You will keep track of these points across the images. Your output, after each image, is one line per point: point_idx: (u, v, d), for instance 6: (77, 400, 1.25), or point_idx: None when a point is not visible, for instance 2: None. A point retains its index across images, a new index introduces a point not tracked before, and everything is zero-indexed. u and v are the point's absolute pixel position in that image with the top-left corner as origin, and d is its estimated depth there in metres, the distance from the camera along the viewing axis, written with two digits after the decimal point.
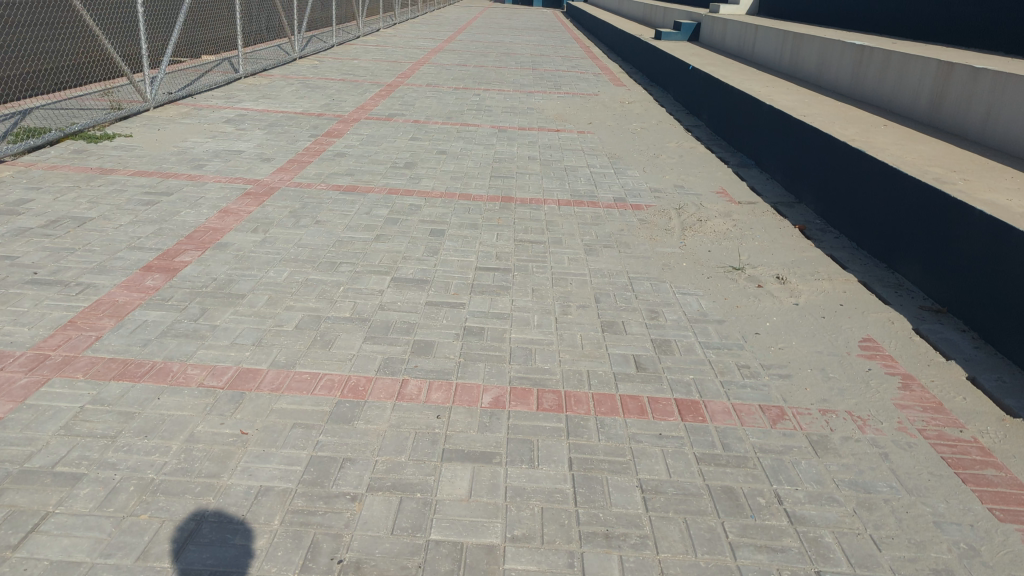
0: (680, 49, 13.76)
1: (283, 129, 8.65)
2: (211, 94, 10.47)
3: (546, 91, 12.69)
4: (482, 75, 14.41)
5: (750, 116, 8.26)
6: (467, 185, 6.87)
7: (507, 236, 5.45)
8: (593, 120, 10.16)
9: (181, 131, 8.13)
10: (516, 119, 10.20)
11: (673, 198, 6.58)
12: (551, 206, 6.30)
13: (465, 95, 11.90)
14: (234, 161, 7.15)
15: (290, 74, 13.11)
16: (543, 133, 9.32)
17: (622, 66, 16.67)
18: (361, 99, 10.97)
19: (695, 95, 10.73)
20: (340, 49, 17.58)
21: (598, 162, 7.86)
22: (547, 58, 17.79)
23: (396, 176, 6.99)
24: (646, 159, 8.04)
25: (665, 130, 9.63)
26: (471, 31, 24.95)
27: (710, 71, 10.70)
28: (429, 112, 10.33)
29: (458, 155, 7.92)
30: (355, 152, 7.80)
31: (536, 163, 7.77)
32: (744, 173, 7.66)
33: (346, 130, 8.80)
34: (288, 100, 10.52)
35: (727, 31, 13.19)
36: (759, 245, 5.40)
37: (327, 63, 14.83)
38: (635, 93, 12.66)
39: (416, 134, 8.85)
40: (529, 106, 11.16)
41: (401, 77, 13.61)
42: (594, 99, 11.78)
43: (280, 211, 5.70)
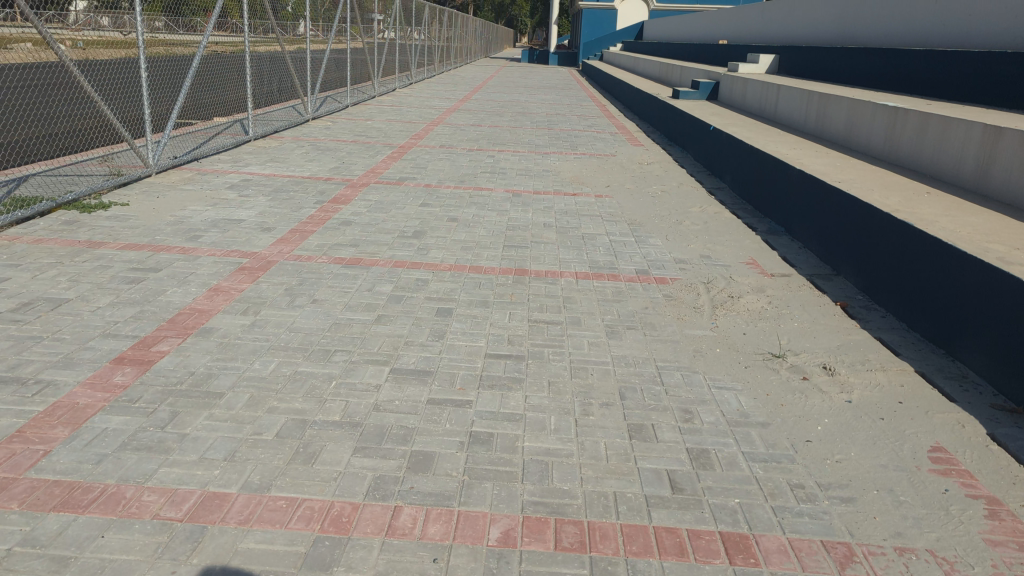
0: (699, 108, 13.43)
1: (288, 195, 8.30)
2: (217, 157, 10.18)
3: (563, 152, 12.36)
4: (497, 136, 14.12)
5: (778, 180, 7.82)
6: (478, 255, 6.43)
7: (520, 314, 4.98)
8: (611, 182, 9.76)
9: (181, 198, 7.78)
10: (531, 181, 9.81)
11: (699, 271, 6.11)
12: (568, 279, 5.82)
13: (479, 157, 11.58)
14: (232, 230, 6.77)
15: (301, 135, 12.87)
16: (560, 196, 8.92)
17: (639, 124, 16.39)
18: (372, 162, 10.65)
19: (717, 156, 10.33)
20: (354, 110, 17.44)
21: (617, 228, 7.42)
22: (563, 117, 17.56)
23: (402, 246, 6.56)
24: (669, 225, 7.59)
25: (687, 193, 9.21)
26: (487, 90, 24.89)
27: (733, 132, 10.32)
28: (442, 175, 9.97)
29: (470, 222, 7.51)
30: (361, 220, 7.41)
31: (552, 230, 7.34)
32: (775, 240, 7.19)
33: (354, 195, 8.44)
34: (296, 163, 10.21)
35: (748, 89, 12.87)
36: (799, 328, 4.90)
37: (340, 124, 14.62)
38: (654, 153, 12.28)
39: (427, 199, 8.47)
40: (545, 168, 10.79)
41: (414, 138, 13.35)
42: (611, 160, 11.42)
43: (274, 288, 5.28)
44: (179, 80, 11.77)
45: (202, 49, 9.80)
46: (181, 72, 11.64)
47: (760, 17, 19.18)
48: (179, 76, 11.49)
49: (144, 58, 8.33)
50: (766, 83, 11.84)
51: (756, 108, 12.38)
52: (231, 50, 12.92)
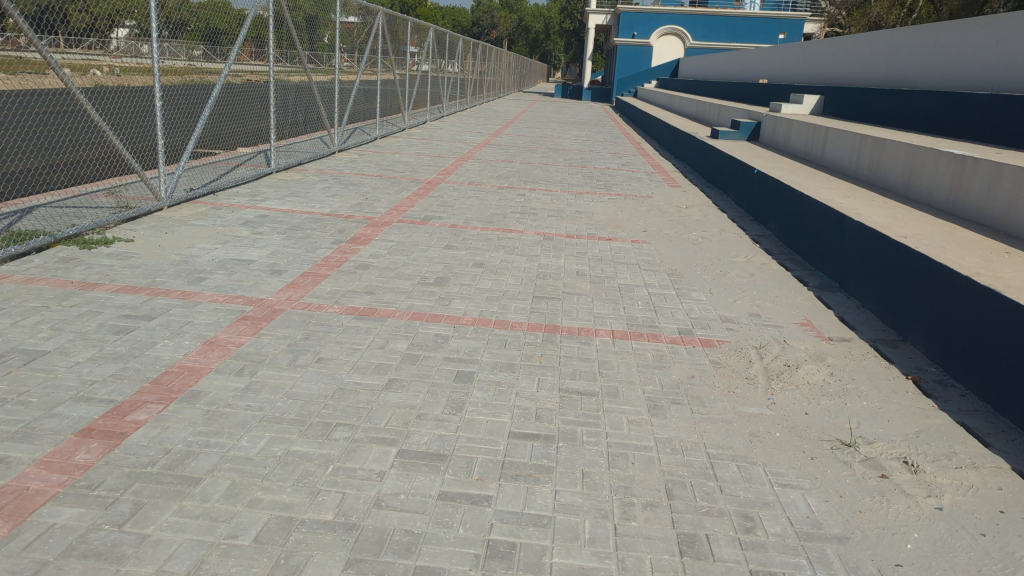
0: (740, 149, 12.88)
1: (305, 234, 7.83)
2: (235, 191, 9.79)
3: (595, 192, 11.84)
4: (527, 173, 13.65)
5: (832, 230, 7.21)
6: (504, 307, 5.88)
7: (551, 382, 4.40)
8: (647, 226, 9.20)
9: (191, 235, 7.36)
10: (563, 223, 9.29)
11: (749, 333, 5.50)
12: (603, 338, 5.25)
13: (508, 196, 11.09)
14: (240, 273, 6.30)
15: (326, 168, 12.50)
16: (594, 241, 8.37)
17: (676, 164, 15.87)
18: (397, 198, 10.22)
19: (762, 201, 9.73)
20: (382, 142, 17.13)
21: (656, 280, 6.85)
22: (597, 155, 17.08)
23: (422, 295, 6.03)
24: (711, 277, 7.00)
25: (729, 241, 8.61)
26: (518, 124, 24.55)
27: (777, 175, 9.73)
28: (469, 214, 9.47)
29: (497, 268, 6.98)
30: (380, 263, 6.91)
31: (586, 280, 6.78)
32: (830, 298, 6.57)
33: (375, 235, 7.96)
34: (317, 199, 9.78)
35: (792, 131, 12.31)
36: (870, 408, 4.26)
37: (367, 157, 14.25)
38: (692, 195, 11.73)
39: (453, 241, 7.96)
40: (577, 209, 10.28)
41: (442, 173, 12.93)
42: (647, 202, 10.88)
43: (277, 342, 4.77)
44: (198, 110, 11.44)
45: (224, 77, 9.53)
46: (198, 103, 11.31)
47: (802, 56, 18.66)
48: (196, 108, 11.15)
49: (160, 85, 8.03)
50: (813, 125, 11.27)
51: (801, 150, 11.80)
52: (256, 82, 12.61)
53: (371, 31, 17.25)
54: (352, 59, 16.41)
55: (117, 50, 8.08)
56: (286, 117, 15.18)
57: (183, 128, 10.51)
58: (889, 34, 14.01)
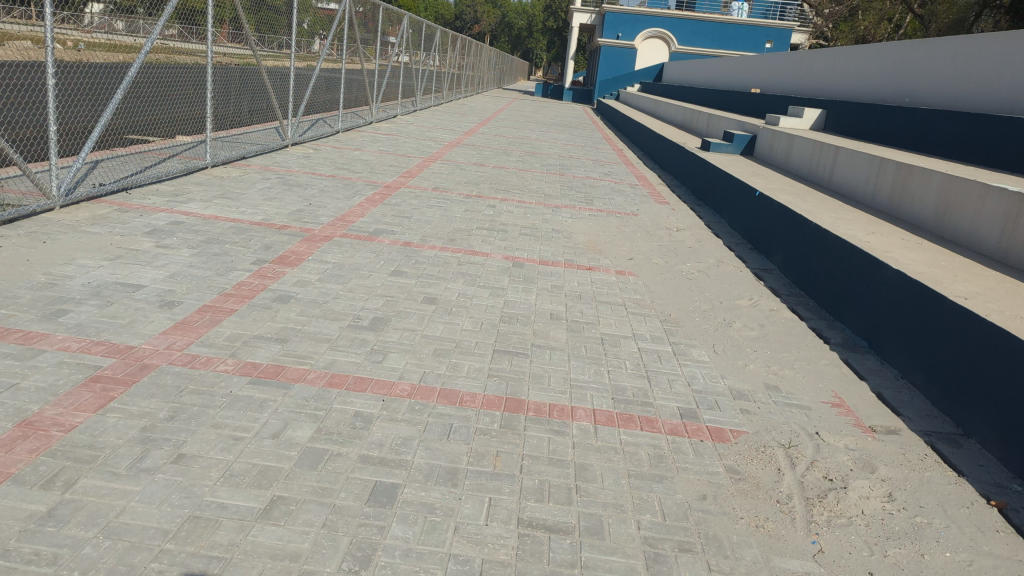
0: (736, 164, 11.66)
1: (222, 248, 6.46)
2: (155, 189, 8.37)
3: (575, 206, 10.55)
4: (500, 180, 12.33)
5: (860, 276, 5.97)
6: (455, 365, 4.57)
7: (506, 506, 3.09)
8: (633, 253, 7.93)
9: (76, 245, 5.97)
10: (536, 244, 8.00)
11: (771, 422, 4.23)
12: (581, 424, 3.94)
13: (476, 207, 9.78)
14: (121, 302, 4.94)
15: (272, 164, 11.12)
16: (572, 271, 7.08)
17: (664, 177, 14.68)
18: (346, 205, 8.88)
19: (765, 228, 8.50)
20: (344, 136, 15.75)
21: (646, 328, 5.58)
22: (577, 162, 15.81)
23: (351, 345, 4.69)
24: (714, 329, 5.73)
25: (730, 278, 7.36)
26: (494, 123, 23.25)
27: (784, 199, 8.50)
28: (427, 229, 8.14)
29: (452, 305, 5.66)
30: (307, 293, 5.56)
31: (561, 325, 5.49)
32: (861, 364, 5.32)
33: (308, 253, 6.61)
34: (251, 202, 8.38)
35: (795, 147, 11.12)
36: (959, 567, 3.00)
37: (322, 153, 12.85)
38: (682, 215, 10.49)
39: (402, 264, 6.63)
40: (553, 227, 8.98)
41: (404, 176, 11.59)
42: (632, 221, 9.64)
43: (126, 424, 3.41)
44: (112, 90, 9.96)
45: (144, 54, 8.06)
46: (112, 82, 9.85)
47: (797, 67, 17.51)
48: (109, 89, 9.69)
49: (52, 58, 6.58)
50: (819, 143, 10.11)
51: (805, 168, 10.61)
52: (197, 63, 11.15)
53: (341, 13, 15.79)
54: (316, 44, 14.94)
55: (92, 26, 7.75)
56: (236, 103, 13.72)
57: (87, 112, 9.06)
58: (896, 46, 12.90)
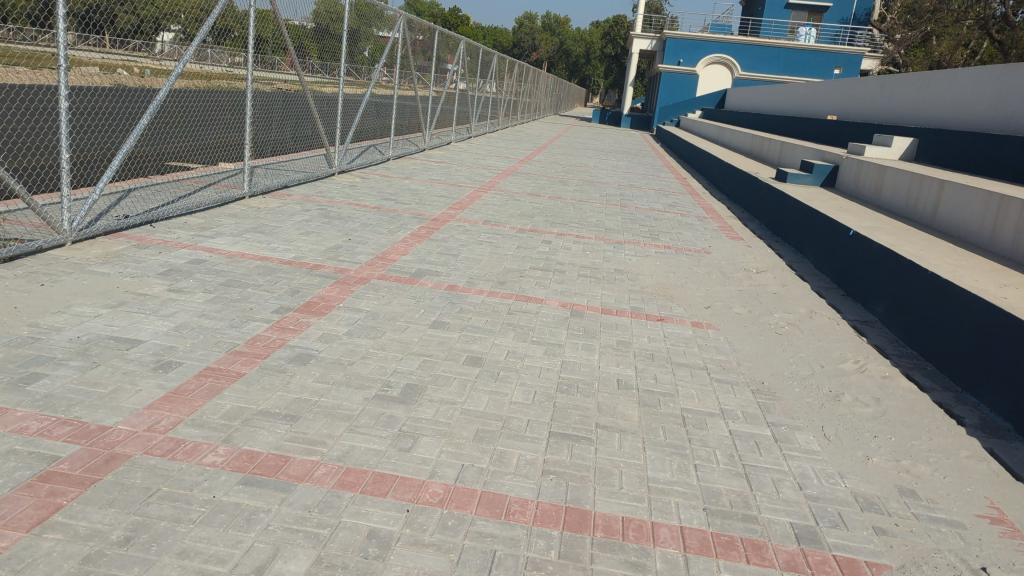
0: (818, 198, 10.59)
1: (242, 292, 5.69)
2: (183, 223, 7.71)
3: (639, 243, 9.60)
4: (556, 212, 11.48)
5: (997, 341, 4.87)
6: (503, 452, 3.66)
7: None
8: (710, 300, 6.94)
9: (76, 289, 5.25)
10: (597, 288, 7.09)
11: (917, 550, 3.21)
12: (665, 552, 2.99)
13: (530, 244, 8.93)
14: (109, 362, 4.16)
15: (313, 194, 10.48)
16: (641, 321, 6.14)
17: (734, 209, 13.63)
18: (388, 241, 8.13)
19: (862, 274, 7.44)
20: (394, 164, 15.14)
21: (735, 402, 4.60)
22: (639, 192, 14.88)
23: (375, 422, 3.82)
24: (819, 404, 4.72)
25: (827, 333, 6.31)
26: (551, 150, 22.49)
27: (884, 241, 7.42)
28: (475, 269, 7.31)
29: (500, 366, 4.78)
30: (331, 350, 4.74)
31: (632, 395, 4.55)
32: (1012, 456, 4.22)
33: (339, 298, 5.81)
34: (285, 237, 7.67)
35: (888, 180, 10.00)
36: None
37: (369, 182, 12.28)
38: (760, 254, 9.44)
39: (445, 312, 5.79)
40: (616, 268, 8.06)
41: (454, 208, 10.85)
42: (705, 261, 8.64)
43: (64, 552, 2.58)
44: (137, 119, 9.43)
45: (172, 80, 7.47)
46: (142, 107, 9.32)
47: (878, 93, 16.34)
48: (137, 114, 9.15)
49: (65, 80, 5.99)
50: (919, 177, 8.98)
51: (900, 201, 9.50)
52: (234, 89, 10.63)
53: (395, 37, 15.21)
54: (367, 69, 14.22)
55: (162, 54, 7.85)
56: (281, 129, 13.20)
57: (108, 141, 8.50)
58: (996, 70, 11.71)
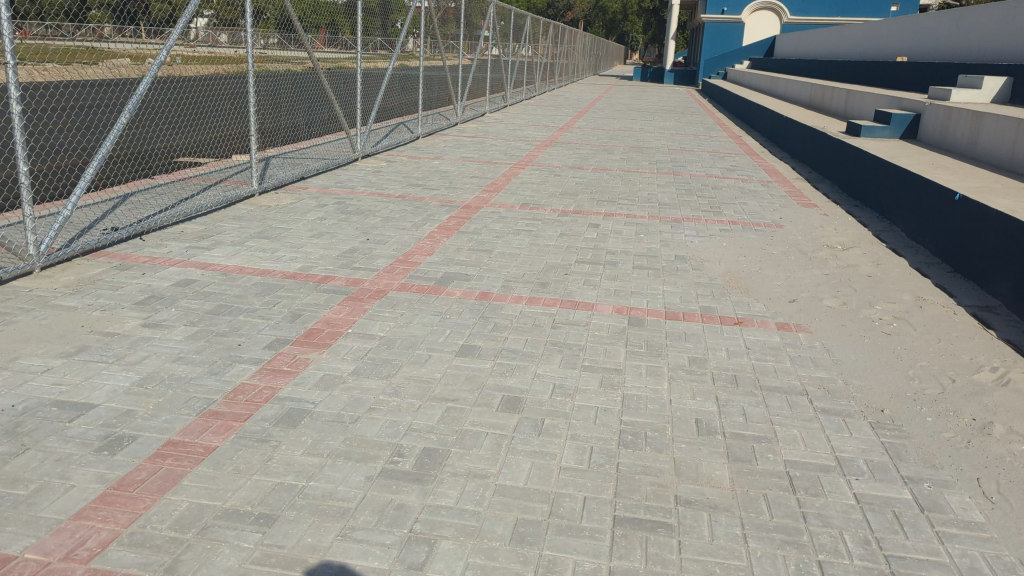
0: (903, 155, 9.27)
1: (232, 322, 4.77)
2: (180, 234, 6.84)
3: (698, 221, 8.48)
4: (602, 188, 10.42)
5: None
6: (549, 560, 2.65)
7: None
8: (793, 294, 5.82)
9: (31, 332, 4.40)
10: (655, 285, 6.04)
11: None
12: None
13: (574, 230, 7.92)
14: (43, 443, 3.26)
15: (333, 188, 9.59)
16: (713, 329, 5.07)
17: (800, 170, 12.36)
18: (413, 240, 7.18)
19: (979, 248, 6.21)
20: (424, 143, 14.15)
21: (854, 446, 3.50)
22: (691, 156, 13.66)
23: (378, 519, 2.84)
24: (965, 440, 3.58)
25: (946, 328, 5.13)
26: (592, 114, 21.26)
27: (1004, 207, 6.17)
28: (512, 268, 6.34)
29: (543, 409, 3.78)
30: (330, 401, 3.78)
31: (716, 444, 3.50)
32: None
33: (348, 323, 4.87)
34: (295, 243, 6.76)
35: (991, 128, 8.69)
36: None
37: (397, 166, 11.44)
38: (840, 228, 8.24)
39: (475, 332, 4.82)
40: (675, 255, 6.99)
41: (489, 191, 9.86)
42: (778, 242, 7.50)
43: None
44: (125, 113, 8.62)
45: (156, 68, 6.52)
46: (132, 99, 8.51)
47: (953, 28, 14.80)
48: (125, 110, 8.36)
49: (14, 82, 5.09)
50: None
51: (1019, 156, 8.07)
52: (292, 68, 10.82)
53: (419, 7, 14.05)
54: (389, 39, 13.10)
55: (196, 41, 8.11)
56: (300, 113, 12.32)
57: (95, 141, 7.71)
58: None
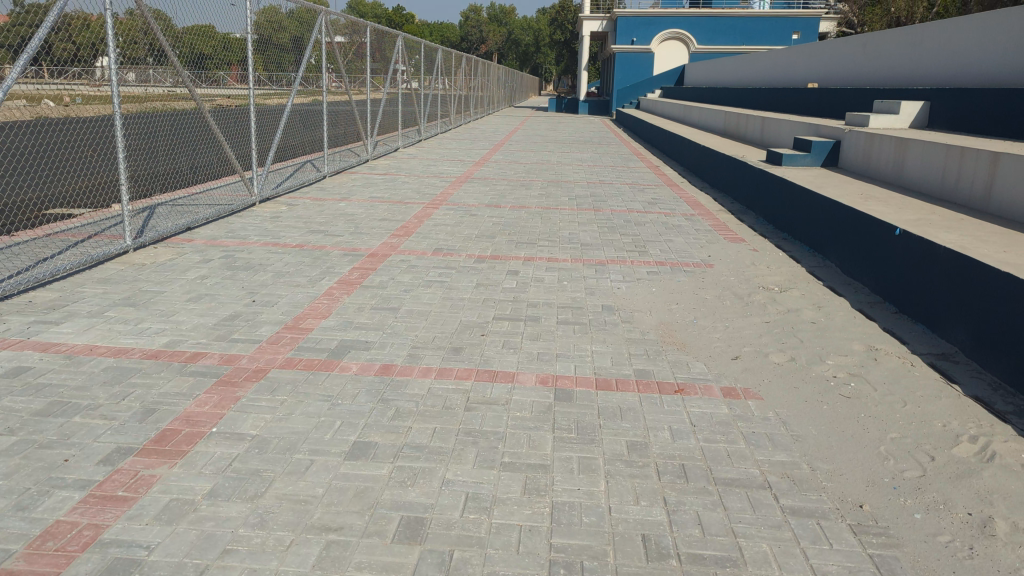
0: (830, 185, 8.88)
1: (63, 428, 3.82)
2: (25, 307, 5.80)
3: (624, 263, 7.86)
4: (520, 228, 9.74)
5: None
6: None
7: None
8: (735, 350, 5.17)
9: None
10: (582, 344, 5.33)
11: None
12: None
13: (490, 278, 7.18)
14: None
15: (223, 238, 8.62)
16: (651, 400, 4.36)
17: (722, 201, 11.97)
18: (307, 300, 6.31)
19: (927, 289, 5.71)
20: (331, 183, 13.27)
21: (839, 564, 2.81)
22: (611, 189, 13.16)
23: None
24: (967, 546, 2.94)
25: (910, 386, 4.56)
26: (508, 147, 20.72)
27: (951, 241, 5.69)
28: (420, 331, 5.53)
29: (453, 534, 2.98)
30: (171, 543, 2.88)
31: (670, 573, 2.76)
32: None
33: (212, 419, 3.97)
34: (165, 311, 5.80)
35: (917, 155, 8.36)
36: None
37: (298, 210, 10.54)
38: (773, 266, 7.73)
39: (371, 422, 3.98)
40: (602, 305, 6.31)
41: (398, 236, 9.06)
42: (710, 285, 6.92)
43: None
44: None
45: None
46: None
47: (862, 53, 14.80)
48: None
49: None
50: (977, 151, 7.16)
51: (949, 184, 7.73)
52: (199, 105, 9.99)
53: (324, 42, 13.26)
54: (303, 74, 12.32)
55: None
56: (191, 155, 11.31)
57: None
58: (1006, 13, 10.18)
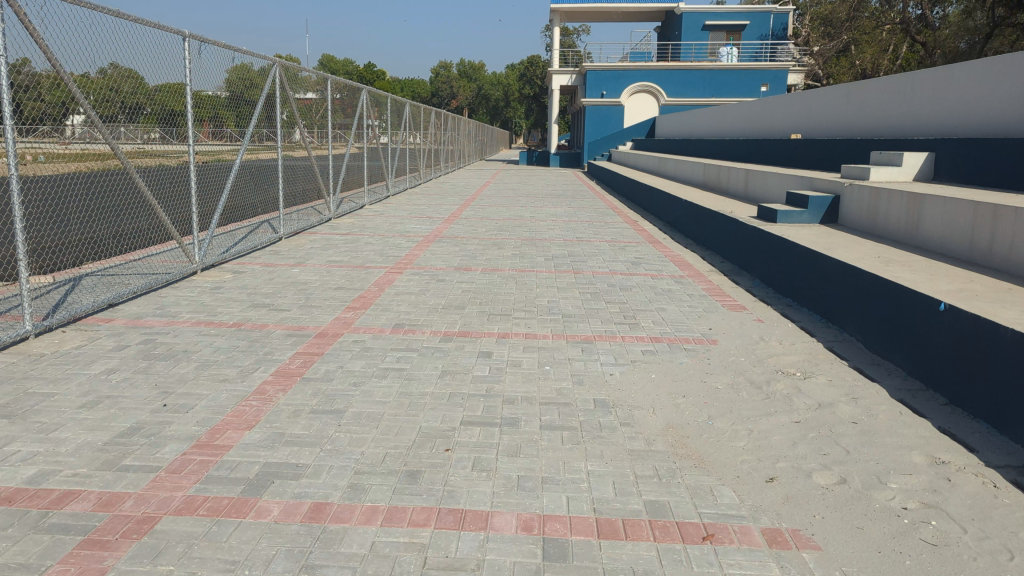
0: (839, 245, 7.94)
1: None
2: None
3: (615, 340, 6.77)
4: (494, 296, 8.65)
5: None
6: None
7: None
8: (768, 469, 4.07)
9: None
10: (573, 460, 4.19)
11: None
12: None
13: (459, 364, 6.06)
14: None
15: (148, 316, 7.42)
16: (674, 557, 3.23)
17: (711, 261, 11.01)
18: (232, 399, 5.12)
19: (989, 379, 4.67)
20: (286, 245, 12.12)
21: None
22: (591, 248, 12.16)
23: None
24: None
25: (1006, 526, 3.49)
26: (480, 202, 19.75)
27: (1015, 321, 4.69)
28: (368, 445, 4.37)
29: None
30: None
31: None
32: None
33: None
34: (46, 423, 4.58)
35: (937, 212, 7.45)
36: None
37: (244, 279, 9.36)
38: (784, 342, 6.70)
39: None
40: (594, 400, 5.19)
41: (354, 309, 7.92)
42: (719, 369, 5.85)
43: None
44: None
45: None
46: None
47: (847, 102, 14.10)
48: None
49: None
50: (1015, 209, 6.23)
51: (979, 246, 6.81)
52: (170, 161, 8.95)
53: (289, 97, 12.21)
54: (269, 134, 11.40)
55: (67, 140, 6.91)
56: None
57: None
58: (1010, 58, 9.45)
